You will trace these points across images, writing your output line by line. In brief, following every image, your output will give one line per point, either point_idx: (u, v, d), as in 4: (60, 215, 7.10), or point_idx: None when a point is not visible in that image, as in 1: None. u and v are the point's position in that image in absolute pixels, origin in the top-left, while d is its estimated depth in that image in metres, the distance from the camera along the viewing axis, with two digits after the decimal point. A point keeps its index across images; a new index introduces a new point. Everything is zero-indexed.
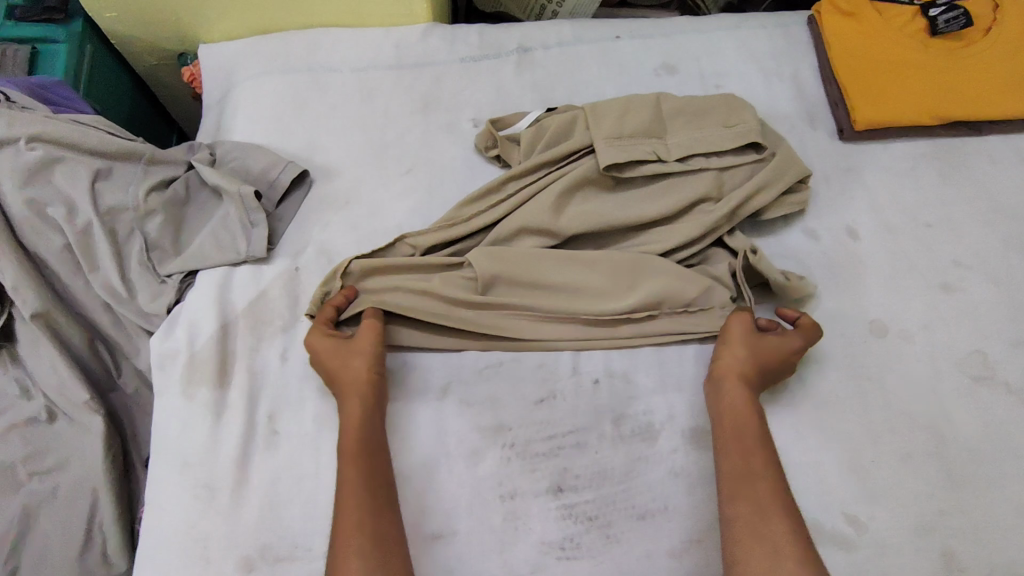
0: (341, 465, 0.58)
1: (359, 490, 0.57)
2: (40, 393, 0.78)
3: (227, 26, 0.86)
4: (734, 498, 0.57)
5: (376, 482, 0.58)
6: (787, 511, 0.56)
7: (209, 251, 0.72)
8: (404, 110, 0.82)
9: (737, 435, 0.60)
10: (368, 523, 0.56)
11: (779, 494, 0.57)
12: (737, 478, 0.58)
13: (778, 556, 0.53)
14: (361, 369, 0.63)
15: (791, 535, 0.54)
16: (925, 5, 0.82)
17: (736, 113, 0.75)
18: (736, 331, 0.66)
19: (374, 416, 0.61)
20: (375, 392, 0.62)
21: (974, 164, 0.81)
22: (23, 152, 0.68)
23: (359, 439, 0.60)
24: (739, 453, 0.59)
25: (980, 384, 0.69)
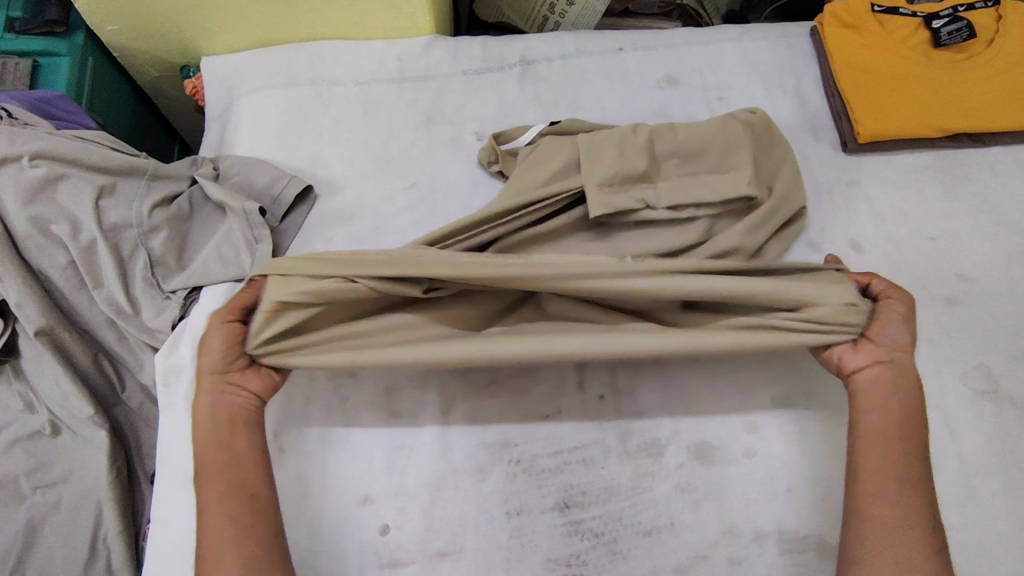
0: (200, 480, 0.58)
1: (215, 506, 0.56)
2: (44, 407, 0.78)
3: (228, 39, 0.86)
4: (875, 496, 0.56)
5: (233, 493, 0.56)
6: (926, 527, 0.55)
7: (212, 266, 0.72)
8: (407, 124, 0.82)
9: (900, 432, 0.58)
10: (229, 546, 0.54)
11: (926, 508, 0.56)
12: (887, 475, 0.57)
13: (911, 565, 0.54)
14: (206, 368, 0.59)
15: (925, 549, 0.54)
16: (928, 17, 0.82)
17: (733, 155, 0.70)
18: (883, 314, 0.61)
19: (219, 418, 0.59)
20: (217, 392, 0.59)
21: (977, 176, 0.81)
22: (26, 170, 0.68)
23: (208, 452, 0.58)
24: (896, 450, 0.57)
25: (985, 398, 0.69)
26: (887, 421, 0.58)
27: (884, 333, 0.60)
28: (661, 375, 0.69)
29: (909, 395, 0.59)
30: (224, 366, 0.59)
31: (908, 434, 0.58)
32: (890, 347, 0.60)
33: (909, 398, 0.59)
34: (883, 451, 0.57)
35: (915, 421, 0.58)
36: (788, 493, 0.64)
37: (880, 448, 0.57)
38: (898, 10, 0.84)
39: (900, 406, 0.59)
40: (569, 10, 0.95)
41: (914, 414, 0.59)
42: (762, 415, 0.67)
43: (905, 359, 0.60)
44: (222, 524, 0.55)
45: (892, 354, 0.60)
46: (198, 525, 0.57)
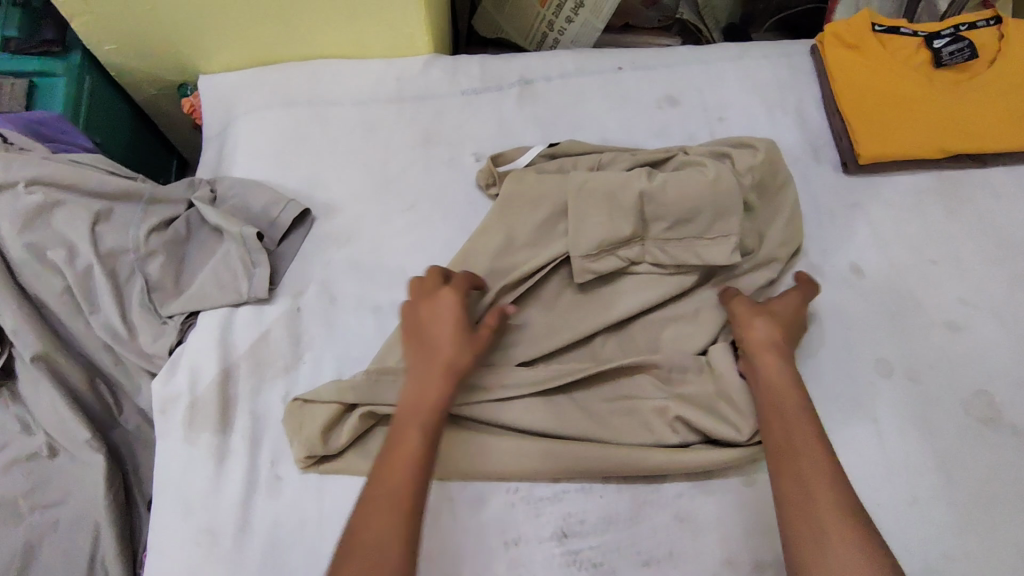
0: (393, 437, 0.57)
1: (387, 473, 0.55)
2: (41, 430, 0.78)
3: (226, 57, 0.86)
4: (778, 473, 0.56)
5: (409, 457, 0.56)
6: (836, 489, 0.54)
7: (210, 291, 0.72)
8: (405, 145, 0.81)
9: (778, 414, 0.60)
10: (386, 508, 0.53)
11: (836, 477, 0.55)
12: (785, 455, 0.57)
13: (821, 527, 0.52)
14: (444, 338, 0.61)
15: (836, 509, 0.53)
16: (930, 36, 0.82)
17: (724, 220, 0.69)
18: (742, 307, 0.67)
19: (422, 387, 0.60)
20: (451, 357, 0.61)
21: (978, 197, 0.80)
22: (21, 196, 0.68)
23: (411, 412, 0.58)
24: (786, 433, 0.58)
25: (985, 425, 0.69)
26: (761, 403, 0.62)
27: (754, 332, 0.65)
28: None
29: (788, 378, 0.62)
30: (457, 340, 0.61)
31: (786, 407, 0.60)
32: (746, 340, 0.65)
33: (782, 378, 0.62)
34: (779, 437, 0.58)
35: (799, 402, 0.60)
36: None
37: (774, 437, 0.59)
38: (900, 29, 0.83)
39: (776, 394, 0.61)
40: (569, 27, 0.95)
41: (796, 395, 0.61)
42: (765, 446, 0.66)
43: (767, 350, 0.64)
44: (380, 504, 0.53)
45: (746, 346, 0.65)
46: (361, 497, 0.55)
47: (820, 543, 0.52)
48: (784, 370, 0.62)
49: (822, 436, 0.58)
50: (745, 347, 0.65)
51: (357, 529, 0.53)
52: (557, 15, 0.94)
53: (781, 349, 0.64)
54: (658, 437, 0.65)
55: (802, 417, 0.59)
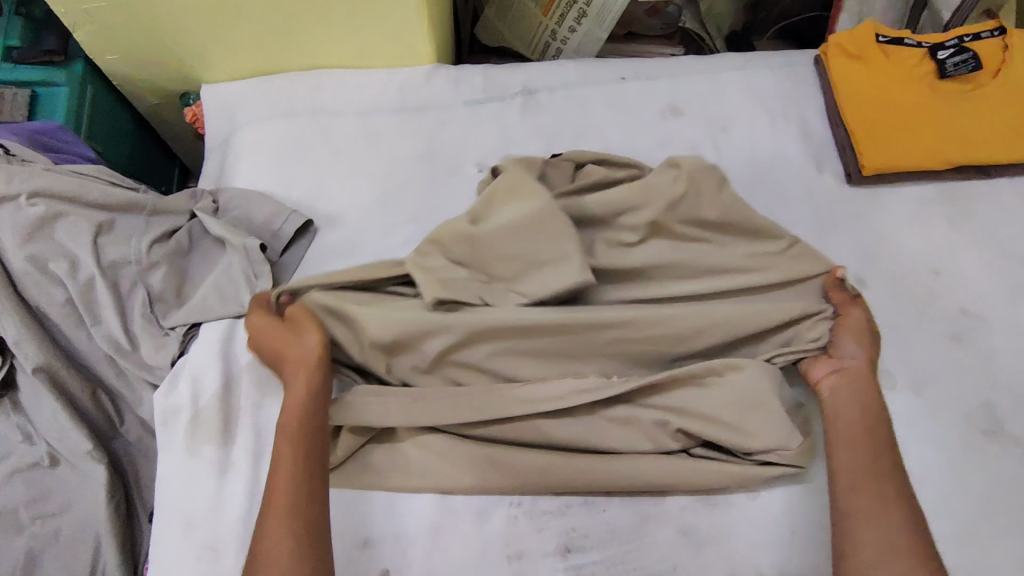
0: (273, 457, 0.58)
1: (284, 486, 0.56)
2: (42, 440, 0.77)
3: (229, 67, 0.86)
4: (852, 488, 0.58)
5: (307, 469, 0.57)
6: (909, 512, 0.57)
7: (212, 303, 0.72)
8: (408, 156, 0.81)
9: (864, 432, 0.61)
10: (286, 520, 0.54)
11: (908, 500, 0.58)
12: (858, 470, 0.59)
13: (894, 544, 0.55)
14: (298, 348, 0.62)
15: (907, 531, 0.55)
16: (934, 47, 0.81)
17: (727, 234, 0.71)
18: (853, 320, 0.67)
19: (309, 396, 0.60)
20: (305, 368, 0.61)
21: (982, 208, 0.80)
22: (24, 209, 0.68)
23: (297, 423, 0.59)
24: (865, 450, 0.60)
25: (990, 438, 0.69)
26: (839, 415, 0.63)
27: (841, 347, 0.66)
28: None
29: (869, 398, 0.63)
30: (308, 351, 0.62)
31: (872, 424, 0.62)
32: (848, 359, 0.66)
33: (871, 401, 0.63)
34: (855, 455, 0.60)
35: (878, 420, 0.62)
36: (792, 536, 0.64)
37: (847, 451, 0.60)
38: (904, 40, 0.83)
39: (863, 412, 0.63)
40: (572, 37, 0.95)
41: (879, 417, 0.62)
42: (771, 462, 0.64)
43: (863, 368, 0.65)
44: (281, 507, 0.54)
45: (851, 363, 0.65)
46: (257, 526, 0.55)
47: (887, 555, 0.54)
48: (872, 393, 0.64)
49: (897, 458, 0.60)
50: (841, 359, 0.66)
51: (261, 542, 0.53)
52: (560, 25, 0.94)
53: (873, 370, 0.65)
54: (657, 446, 0.64)
55: (882, 437, 0.61)
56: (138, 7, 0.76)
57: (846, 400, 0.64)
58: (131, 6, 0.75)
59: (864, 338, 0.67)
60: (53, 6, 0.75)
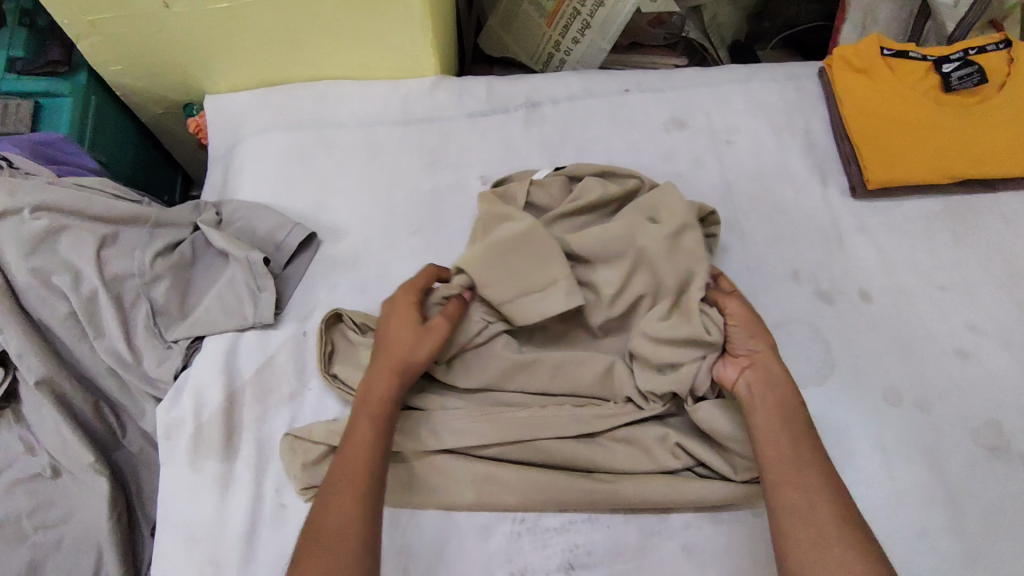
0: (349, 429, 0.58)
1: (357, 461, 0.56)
2: (44, 451, 0.77)
3: (233, 78, 0.86)
4: (778, 484, 0.54)
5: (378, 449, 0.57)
6: (841, 503, 0.52)
7: (215, 316, 0.72)
8: (411, 168, 0.81)
9: (774, 422, 0.57)
10: (352, 495, 0.53)
11: (837, 490, 0.53)
12: (780, 463, 0.55)
13: (825, 540, 0.50)
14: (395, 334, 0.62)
15: (839, 524, 0.51)
16: (938, 61, 0.82)
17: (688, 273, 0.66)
18: (735, 308, 0.64)
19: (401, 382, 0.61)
20: (404, 360, 0.61)
21: (987, 223, 0.80)
22: (27, 222, 0.68)
23: (380, 402, 0.59)
24: (772, 442, 0.56)
25: (995, 454, 0.68)
26: (755, 415, 0.59)
27: (738, 338, 0.63)
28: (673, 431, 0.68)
29: (776, 386, 0.60)
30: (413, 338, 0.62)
31: (790, 415, 0.58)
32: (747, 349, 0.62)
33: (782, 389, 0.59)
34: (776, 447, 0.56)
35: (797, 409, 0.58)
36: None
37: (767, 442, 0.56)
38: (909, 53, 0.83)
39: (762, 400, 0.59)
40: (576, 47, 0.94)
41: (792, 404, 0.59)
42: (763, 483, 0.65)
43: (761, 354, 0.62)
44: (348, 483, 0.54)
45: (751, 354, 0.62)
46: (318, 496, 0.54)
47: (819, 550, 0.50)
48: (778, 379, 0.60)
49: (821, 447, 0.56)
50: (749, 356, 0.62)
51: (318, 512, 0.53)
52: (564, 36, 0.94)
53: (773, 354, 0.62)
54: (658, 464, 0.64)
55: (801, 426, 0.57)
56: (143, 20, 0.76)
57: (760, 391, 0.60)
58: (136, 18, 0.76)
59: (752, 323, 0.63)
60: (60, 18, 0.76)
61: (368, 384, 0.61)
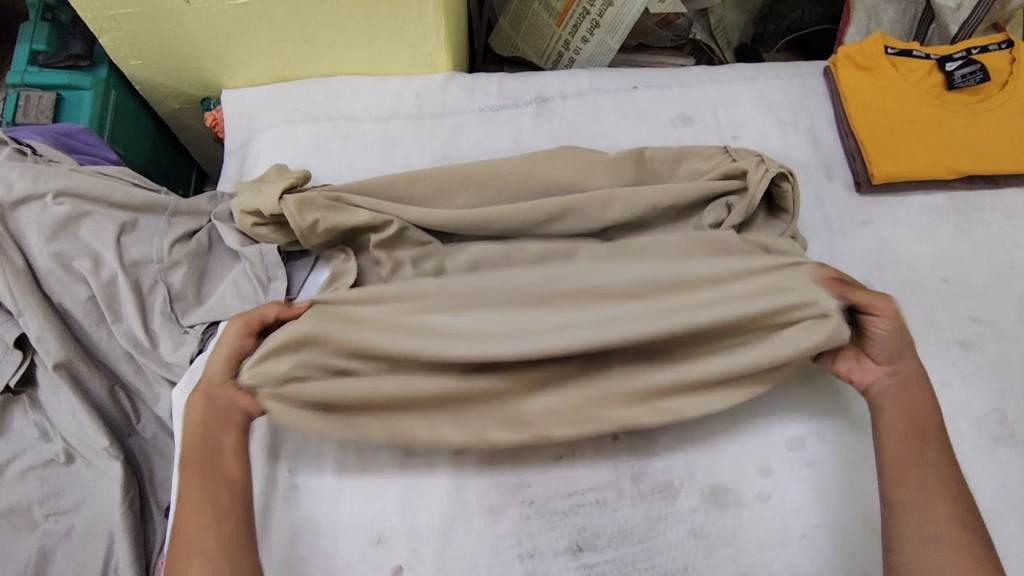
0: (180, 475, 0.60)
1: (191, 516, 0.57)
2: (58, 436, 0.78)
3: (250, 73, 0.88)
4: (900, 481, 0.57)
5: (211, 485, 0.58)
6: (959, 502, 0.55)
7: (230, 302, 0.73)
8: (423, 161, 0.83)
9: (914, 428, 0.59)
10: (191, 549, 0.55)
11: (958, 487, 0.56)
12: (900, 459, 0.58)
13: (938, 535, 0.54)
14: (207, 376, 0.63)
15: (961, 522, 0.54)
16: (942, 60, 0.83)
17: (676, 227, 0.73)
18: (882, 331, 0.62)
19: (213, 416, 0.62)
20: (216, 395, 0.62)
21: (990, 218, 0.81)
22: (50, 207, 0.70)
23: (192, 444, 0.60)
24: (914, 434, 0.59)
25: (1000, 443, 0.68)
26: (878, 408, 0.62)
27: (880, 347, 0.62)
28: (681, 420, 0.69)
29: (913, 382, 0.62)
30: (221, 367, 0.63)
31: (917, 417, 0.60)
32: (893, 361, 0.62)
33: (918, 384, 0.62)
34: (898, 441, 0.59)
35: (925, 399, 0.61)
36: (803, 539, 0.64)
37: (888, 438, 0.60)
38: (912, 52, 0.85)
39: (895, 399, 0.61)
40: (584, 47, 0.96)
41: (926, 410, 0.60)
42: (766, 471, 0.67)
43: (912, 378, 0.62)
44: (188, 539, 0.56)
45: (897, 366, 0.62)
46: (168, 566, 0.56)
47: (933, 544, 0.53)
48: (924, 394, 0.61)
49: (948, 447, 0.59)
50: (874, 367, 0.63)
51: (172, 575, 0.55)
52: (574, 35, 0.96)
53: (920, 381, 0.62)
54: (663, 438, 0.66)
55: (926, 422, 0.59)
56: (162, 16, 0.78)
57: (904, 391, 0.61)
58: (156, 14, 0.78)
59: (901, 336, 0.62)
60: (82, 13, 0.78)
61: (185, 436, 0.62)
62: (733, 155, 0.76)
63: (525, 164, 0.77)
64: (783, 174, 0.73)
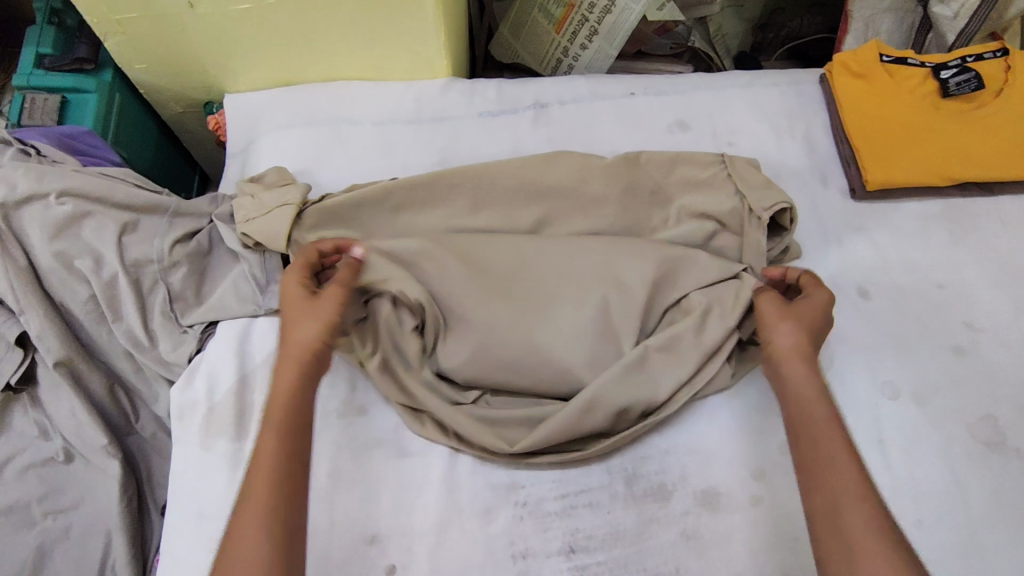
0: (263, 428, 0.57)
1: (264, 477, 0.53)
2: (58, 435, 0.79)
3: (253, 78, 0.89)
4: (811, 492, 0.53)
5: (292, 454, 0.55)
6: (870, 502, 0.51)
7: (229, 302, 0.74)
8: (422, 164, 0.84)
9: (813, 427, 0.56)
10: (265, 514, 0.52)
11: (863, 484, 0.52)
12: (808, 468, 0.55)
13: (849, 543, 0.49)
14: (302, 334, 0.61)
15: (871, 525, 0.49)
16: (936, 68, 0.84)
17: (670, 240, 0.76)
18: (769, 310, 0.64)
19: (301, 378, 0.59)
20: (308, 358, 0.60)
21: (984, 225, 0.81)
22: (53, 207, 0.71)
23: (283, 402, 0.58)
24: (810, 439, 0.56)
25: (992, 449, 0.68)
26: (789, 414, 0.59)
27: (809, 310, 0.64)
28: (674, 423, 0.69)
29: (807, 382, 0.59)
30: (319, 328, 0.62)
31: (805, 418, 0.57)
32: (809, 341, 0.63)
33: (804, 380, 0.59)
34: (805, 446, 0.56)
35: (817, 403, 0.57)
36: (795, 542, 0.64)
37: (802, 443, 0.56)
38: (907, 60, 0.85)
39: (798, 404, 0.58)
40: (583, 53, 0.97)
41: (817, 402, 0.57)
42: (760, 473, 0.67)
43: (794, 350, 0.61)
44: (256, 506, 0.52)
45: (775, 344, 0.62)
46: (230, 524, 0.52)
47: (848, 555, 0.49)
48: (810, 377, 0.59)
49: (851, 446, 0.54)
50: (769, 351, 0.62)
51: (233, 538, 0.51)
52: (572, 42, 0.97)
53: (806, 356, 0.60)
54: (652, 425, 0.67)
55: (819, 420, 0.56)
56: (167, 21, 0.79)
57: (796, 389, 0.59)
58: (159, 19, 0.79)
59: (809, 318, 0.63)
60: (88, 18, 0.79)
61: (276, 392, 0.59)
62: (730, 167, 0.76)
63: (523, 166, 0.78)
64: (784, 208, 0.73)
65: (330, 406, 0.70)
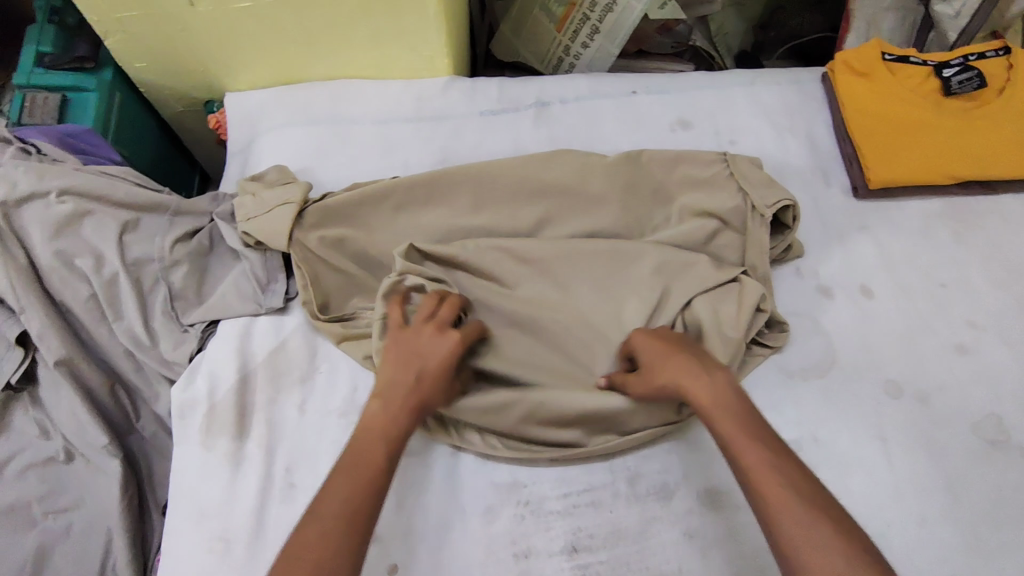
0: (357, 452, 0.56)
1: (338, 498, 0.52)
2: (58, 434, 0.78)
3: (254, 77, 0.89)
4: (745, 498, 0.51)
5: (374, 480, 0.54)
6: (797, 497, 0.48)
7: (230, 301, 0.74)
8: (423, 163, 0.83)
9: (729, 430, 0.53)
10: (338, 534, 0.50)
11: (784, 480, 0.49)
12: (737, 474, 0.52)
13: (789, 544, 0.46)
14: (433, 361, 0.61)
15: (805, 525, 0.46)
16: (939, 66, 0.83)
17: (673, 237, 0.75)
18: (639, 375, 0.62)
19: (403, 414, 0.58)
20: (419, 388, 0.60)
21: (986, 224, 0.81)
22: (53, 206, 0.71)
23: (382, 426, 0.57)
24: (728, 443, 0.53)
25: (995, 447, 0.68)
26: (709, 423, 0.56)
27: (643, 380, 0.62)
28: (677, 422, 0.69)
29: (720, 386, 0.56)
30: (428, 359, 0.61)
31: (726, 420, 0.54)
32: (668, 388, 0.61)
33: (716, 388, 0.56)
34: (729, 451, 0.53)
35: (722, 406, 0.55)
36: None
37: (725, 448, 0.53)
38: (909, 58, 0.85)
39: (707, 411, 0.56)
40: (584, 52, 0.97)
41: (728, 406, 0.55)
42: None
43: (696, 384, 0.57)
44: (325, 528, 0.50)
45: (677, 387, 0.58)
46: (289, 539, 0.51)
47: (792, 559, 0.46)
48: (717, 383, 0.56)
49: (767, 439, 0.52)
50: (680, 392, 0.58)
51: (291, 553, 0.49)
52: (573, 41, 0.97)
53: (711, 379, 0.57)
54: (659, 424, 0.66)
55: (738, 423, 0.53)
56: (167, 20, 0.79)
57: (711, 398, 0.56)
58: (160, 18, 0.78)
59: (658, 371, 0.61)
60: (89, 17, 0.78)
61: (373, 418, 0.58)
62: (732, 165, 0.76)
63: (523, 164, 0.77)
64: (786, 206, 0.74)
65: (332, 405, 0.70)
